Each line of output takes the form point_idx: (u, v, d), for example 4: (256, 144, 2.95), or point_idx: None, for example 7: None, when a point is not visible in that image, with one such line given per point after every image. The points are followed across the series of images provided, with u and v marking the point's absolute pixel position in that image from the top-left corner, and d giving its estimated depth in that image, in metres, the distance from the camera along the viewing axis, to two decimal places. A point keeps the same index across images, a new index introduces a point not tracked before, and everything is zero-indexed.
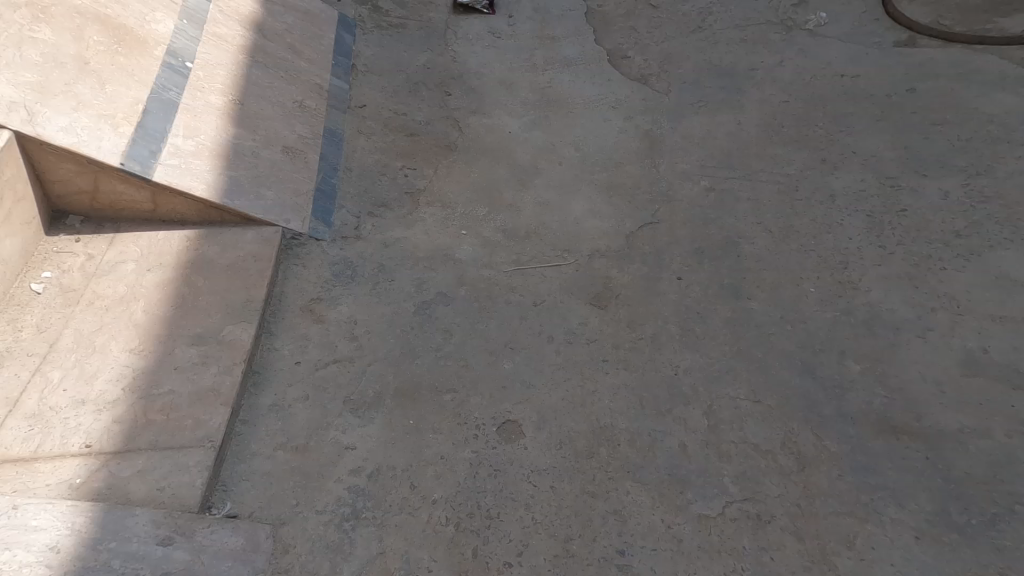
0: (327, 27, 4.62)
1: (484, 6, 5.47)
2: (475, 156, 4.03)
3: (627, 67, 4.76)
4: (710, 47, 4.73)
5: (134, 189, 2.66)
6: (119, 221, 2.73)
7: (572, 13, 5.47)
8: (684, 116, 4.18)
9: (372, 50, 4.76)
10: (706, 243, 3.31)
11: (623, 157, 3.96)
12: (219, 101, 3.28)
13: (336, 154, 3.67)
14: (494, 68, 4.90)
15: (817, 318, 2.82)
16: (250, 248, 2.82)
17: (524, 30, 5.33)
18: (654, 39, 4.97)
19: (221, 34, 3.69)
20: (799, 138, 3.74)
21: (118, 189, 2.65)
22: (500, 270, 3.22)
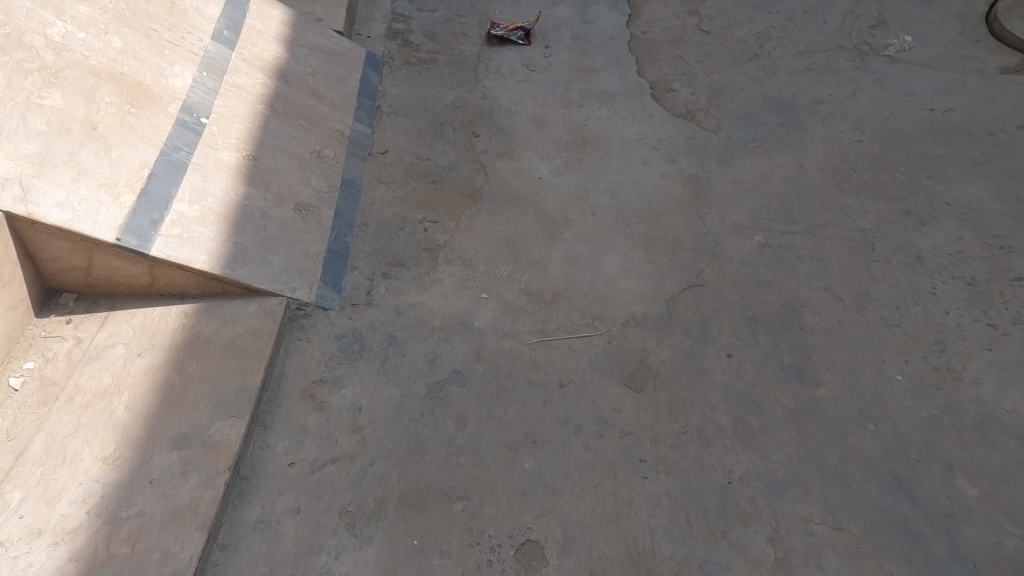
0: (353, 68, 4.31)
1: (518, 37, 5.23)
2: (502, 204, 3.75)
3: (672, 101, 4.47)
4: (768, 77, 4.37)
5: (129, 263, 2.49)
6: (115, 296, 2.58)
7: (613, 41, 5.17)
8: (737, 160, 3.85)
9: (398, 89, 4.51)
10: (760, 311, 2.80)
11: (663, 206, 3.63)
12: (231, 158, 3.04)
13: (350, 207, 3.42)
14: (527, 104, 4.62)
15: (909, 415, 2.27)
16: (250, 323, 2.60)
17: (561, 61, 5.06)
18: (703, 68, 4.68)
19: (241, 84, 3.40)
20: (876, 185, 3.28)
21: (113, 264, 2.49)
22: (523, 341, 2.87)
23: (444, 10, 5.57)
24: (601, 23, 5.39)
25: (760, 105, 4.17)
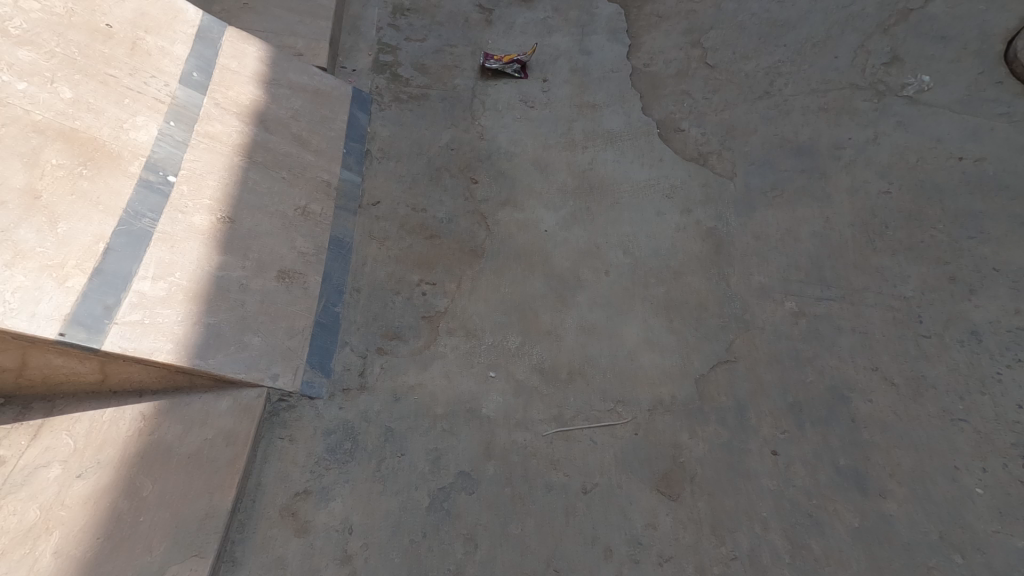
0: (339, 108, 3.93)
1: (514, 70, 4.92)
2: (506, 262, 3.44)
3: (681, 142, 4.16)
4: (780, 117, 4.04)
5: (76, 361, 2.11)
6: (54, 397, 2.19)
7: (614, 75, 4.87)
8: (757, 211, 3.56)
9: (389, 129, 4.13)
10: (802, 396, 2.52)
11: (683, 264, 3.36)
12: (204, 222, 2.68)
13: (340, 270, 3.07)
14: (527, 145, 4.28)
15: (999, 544, 2.02)
16: (222, 426, 2.21)
17: (561, 97, 4.75)
18: (711, 105, 4.36)
19: (214, 134, 3.07)
20: (912, 244, 3.04)
21: (54, 362, 2.11)
22: (538, 433, 2.55)
23: (434, 40, 5.18)
24: (601, 54, 5.10)
25: (776, 148, 3.87)
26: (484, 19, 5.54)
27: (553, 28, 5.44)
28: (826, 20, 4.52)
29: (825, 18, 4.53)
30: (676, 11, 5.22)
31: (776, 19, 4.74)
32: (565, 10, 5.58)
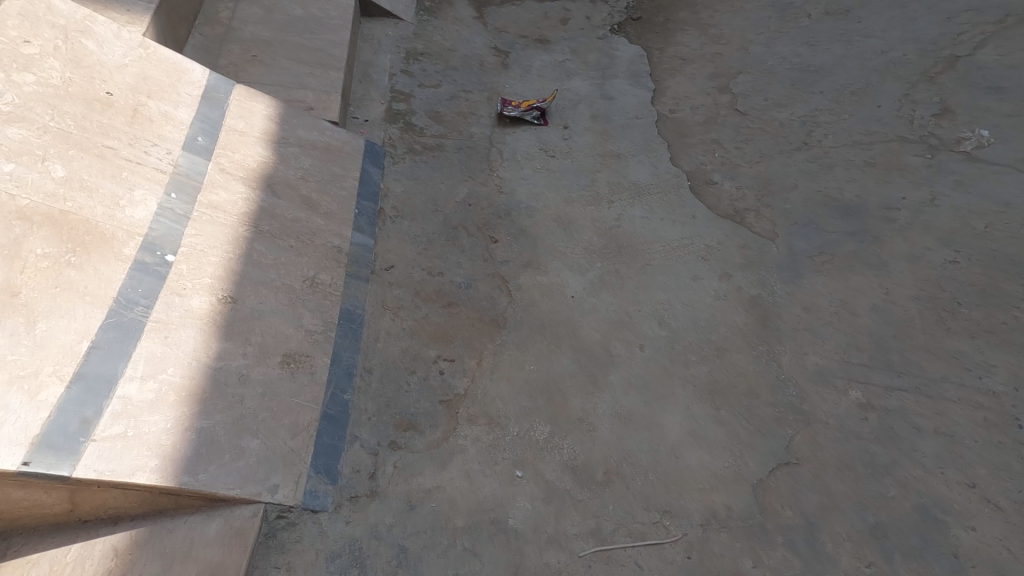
0: (351, 164, 3.83)
1: (534, 118, 4.68)
2: (530, 332, 3.16)
3: (714, 197, 3.85)
4: (821, 172, 3.72)
5: (41, 492, 1.84)
6: (11, 536, 1.93)
7: (639, 122, 4.62)
8: (804, 278, 3.21)
9: (403, 184, 3.97)
10: (887, 517, 2.30)
11: (725, 339, 3.05)
12: (201, 305, 2.47)
13: (349, 349, 2.81)
14: (548, 199, 4.03)
15: None
16: (208, 559, 1.92)
17: (584, 145, 4.48)
18: (745, 156, 4.05)
19: (218, 203, 2.95)
20: (992, 326, 2.76)
21: (14, 495, 1.82)
22: (574, 553, 2.26)
23: (448, 86, 5.02)
24: (623, 99, 4.87)
25: (821, 208, 3.51)
26: (500, 63, 5.40)
27: (572, 71, 5.26)
28: (862, 68, 4.34)
29: (862, 65, 4.36)
30: (699, 56, 5.08)
31: (809, 65, 4.54)
32: (583, 53, 5.44)
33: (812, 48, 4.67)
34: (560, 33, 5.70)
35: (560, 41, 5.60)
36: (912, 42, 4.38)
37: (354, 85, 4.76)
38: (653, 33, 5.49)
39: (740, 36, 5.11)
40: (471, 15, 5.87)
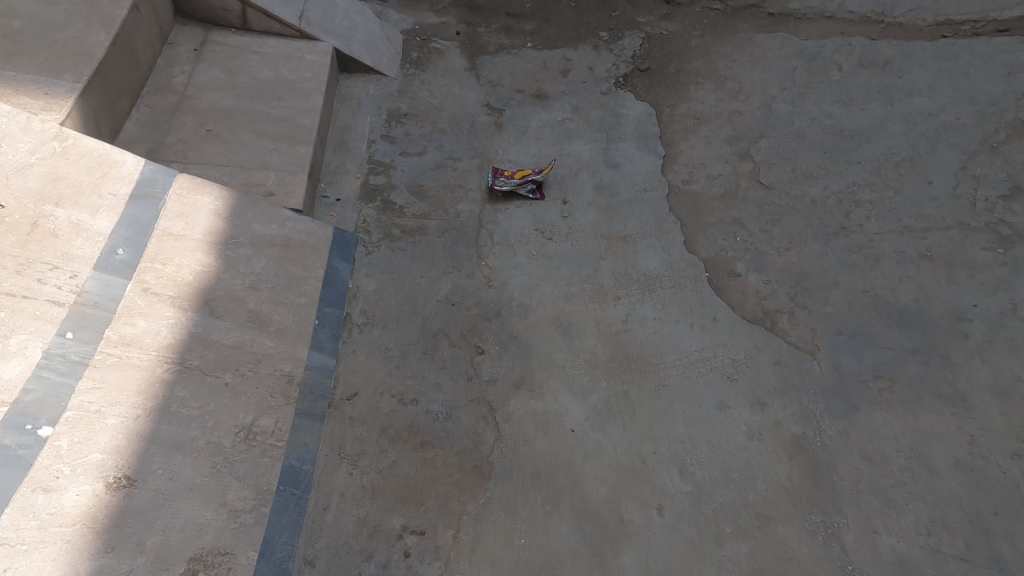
0: (313, 261, 3.19)
1: (529, 191, 4.15)
2: (522, 487, 2.54)
3: (739, 293, 3.31)
4: (863, 267, 3.16)
5: None
6: None
7: (649, 196, 4.10)
8: (860, 413, 2.57)
9: (375, 281, 3.37)
10: None
11: (768, 499, 2.40)
12: (79, 500, 1.99)
13: (286, 533, 2.29)
14: (546, 295, 3.48)
15: None
16: None
17: (585, 224, 3.97)
18: (772, 242, 3.55)
19: (132, 337, 2.37)
20: None
21: None
22: None
23: (434, 152, 4.40)
24: (630, 167, 4.32)
25: (869, 313, 2.92)
26: (493, 122, 4.81)
27: (573, 132, 4.72)
28: (908, 132, 3.82)
29: (907, 129, 3.84)
30: (716, 114, 4.58)
31: (843, 128, 4.01)
32: (586, 110, 4.91)
33: (845, 107, 4.15)
34: (560, 87, 5.21)
35: (560, 96, 5.09)
36: (967, 102, 3.90)
37: (326, 154, 4.06)
38: (663, 85, 5.04)
39: (762, 93, 4.59)
40: (463, 66, 5.36)
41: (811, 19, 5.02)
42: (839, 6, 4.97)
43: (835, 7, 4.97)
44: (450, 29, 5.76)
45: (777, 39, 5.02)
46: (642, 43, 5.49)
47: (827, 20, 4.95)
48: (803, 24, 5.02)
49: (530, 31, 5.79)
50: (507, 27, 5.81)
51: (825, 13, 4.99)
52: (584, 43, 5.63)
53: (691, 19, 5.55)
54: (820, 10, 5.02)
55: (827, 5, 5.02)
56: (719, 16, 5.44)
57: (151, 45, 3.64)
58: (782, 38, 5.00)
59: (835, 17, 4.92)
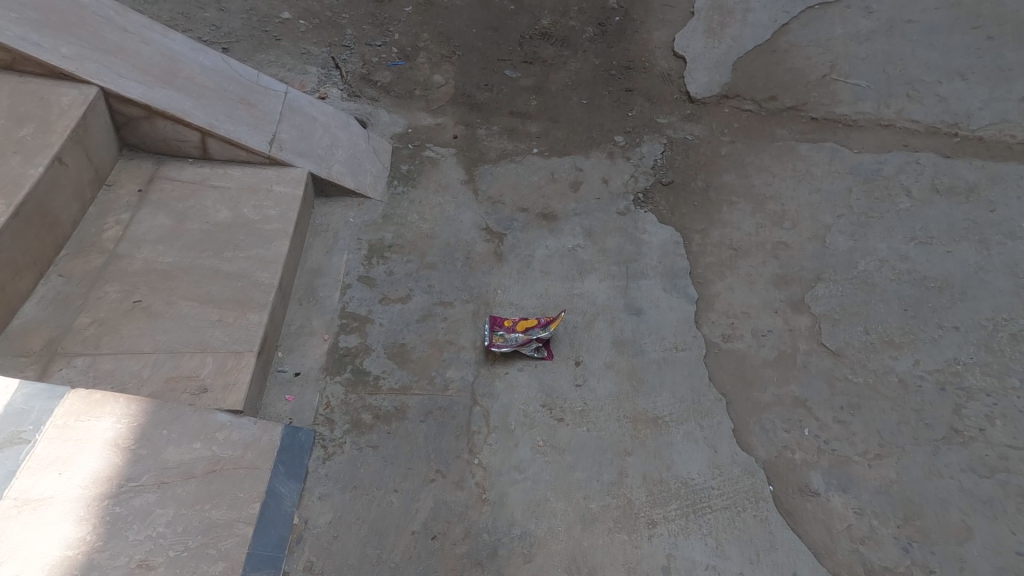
0: (245, 490, 2.43)
1: (534, 349, 3.39)
2: None
3: (821, 530, 2.49)
4: (1011, 509, 2.40)
5: None
6: None
7: (682, 355, 3.29)
8: None
9: (330, 506, 2.60)
10: None
11: None
12: None
13: None
14: (556, 518, 2.65)
15: None
16: None
17: (604, 396, 3.15)
18: (855, 444, 2.69)
19: None
20: None
21: None
22: None
23: (421, 296, 3.74)
24: (658, 314, 3.56)
25: None
26: (492, 252, 4.15)
27: (585, 264, 4.01)
28: (1018, 290, 3.06)
29: (1017, 287, 3.07)
30: (758, 246, 3.88)
31: (927, 277, 3.22)
32: (600, 235, 4.23)
33: (924, 248, 3.39)
34: (570, 204, 4.53)
35: (570, 217, 4.41)
36: None
37: (290, 306, 3.46)
38: (691, 205, 4.38)
39: (812, 219, 3.92)
40: (460, 177, 4.76)
41: (864, 126, 4.49)
42: (898, 113, 4.47)
43: (893, 115, 4.46)
44: (447, 132, 5.28)
45: (825, 150, 4.42)
46: (664, 150, 4.90)
47: (884, 128, 4.42)
48: (854, 132, 4.48)
49: (535, 133, 5.26)
50: (510, 129, 5.30)
51: (881, 120, 4.46)
52: (597, 150, 5.01)
53: (720, 121, 5.05)
54: (875, 117, 4.50)
55: (883, 111, 4.51)
56: (752, 119, 4.95)
57: (79, 195, 3.14)
58: (830, 149, 4.41)
59: (894, 127, 4.39)
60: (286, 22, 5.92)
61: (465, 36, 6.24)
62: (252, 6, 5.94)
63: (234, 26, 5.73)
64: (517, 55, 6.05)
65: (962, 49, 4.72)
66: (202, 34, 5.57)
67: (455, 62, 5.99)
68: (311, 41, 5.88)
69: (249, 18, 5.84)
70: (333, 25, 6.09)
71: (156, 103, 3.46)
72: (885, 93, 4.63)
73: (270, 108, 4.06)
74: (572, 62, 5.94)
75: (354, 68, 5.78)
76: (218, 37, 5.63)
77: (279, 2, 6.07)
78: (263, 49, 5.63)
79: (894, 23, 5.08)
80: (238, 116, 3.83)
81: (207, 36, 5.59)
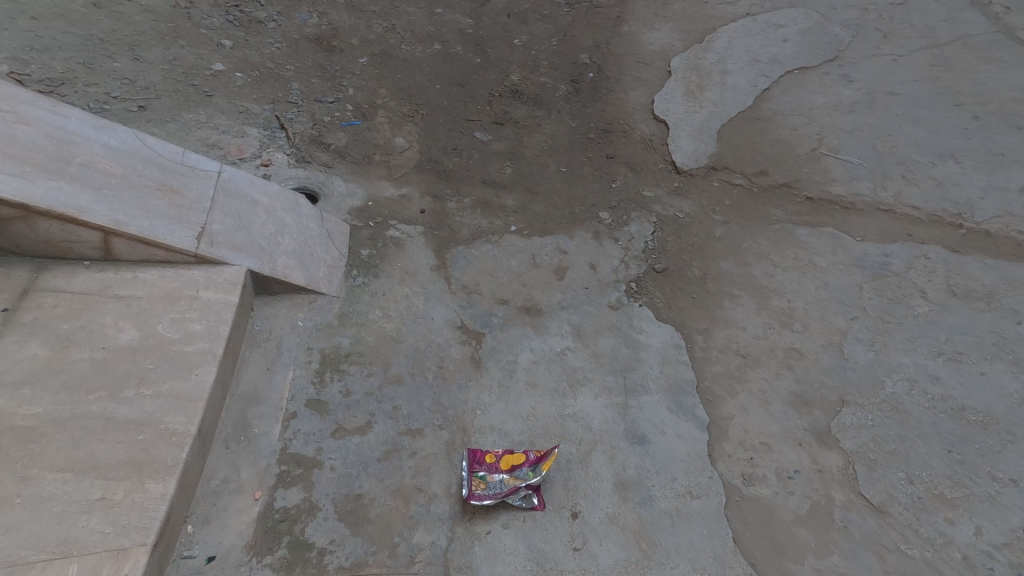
0: None
1: (523, 500, 2.78)
2: None
3: None
4: None
5: None
6: None
7: (701, 507, 2.78)
8: None
9: None
10: None
11: None
12: None
13: None
14: None
15: None
16: None
17: (608, 567, 2.58)
18: None
19: None
20: None
21: None
22: None
23: (383, 425, 3.06)
24: (664, 446, 3.05)
25: None
26: (470, 357, 3.57)
27: (577, 375, 3.49)
28: None
29: None
30: (769, 353, 3.49)
31: (964, 407, 2.98)
32: (591, 336, 3.73)
33: (954, 366, 3.15)
34: (555, 294, 4.02)
35: (556, 312, 3.90)
36: None
37: (211, 454, 2.72)
38: (689, 297, 3.95)
39: (824, 321, 3.57)
40: (429, 262, 4.20)
41: (863, 210, 4.21)
42: (896, 196, 4.24)
43: (891, 199, 4.22)
44: (413, 205, 4.73)
45: (824, 237, 4.11)
46: (654, 231, 4.47)
47: (883, 213, 4.16)
48: (854, 216, 4.19)
49: (512, 207, 4.77)
50: (483, 202, 4.81)
51: (880, 206, 4.20)
52: (582, 228, 4.54)
53: (711, 196, 4.62)
54: (873, 201, 4.24)
55: (880, 194, 4.27)
56: (743, 195, 4.56)
57: None
58: (830, 236, 4.10)
59: (894, 212, 4.13)
60: (219, 75, 5.33)
61: (427, 92, 5.80)
62: (178, 56, 5.30)
63: (153, 79, 5.03)
64: (487, 114, 5.63)
65: (948, 128, 4.60)
66: (111, 89, 4.79)
67: (419, 123, 5.51)
68: (249, 97, 5.32)
69: (171, 70, 5.17)
70: (275, 79, 5.58)
71: (38, 199, 2.76)
72: (879, 173, 4.40)
73: (199, 195, 3.45)
74: (547, 123, 5.52)
75: (302, 129, 5.24)
76: (133, 92, 4.87)
77: (208, 52, 5.48)
78: (191, 107, 4.96)
79: (875, 94, 4.95)
80: (153, 206, 3.17)
81: (118, 91, 4.82)
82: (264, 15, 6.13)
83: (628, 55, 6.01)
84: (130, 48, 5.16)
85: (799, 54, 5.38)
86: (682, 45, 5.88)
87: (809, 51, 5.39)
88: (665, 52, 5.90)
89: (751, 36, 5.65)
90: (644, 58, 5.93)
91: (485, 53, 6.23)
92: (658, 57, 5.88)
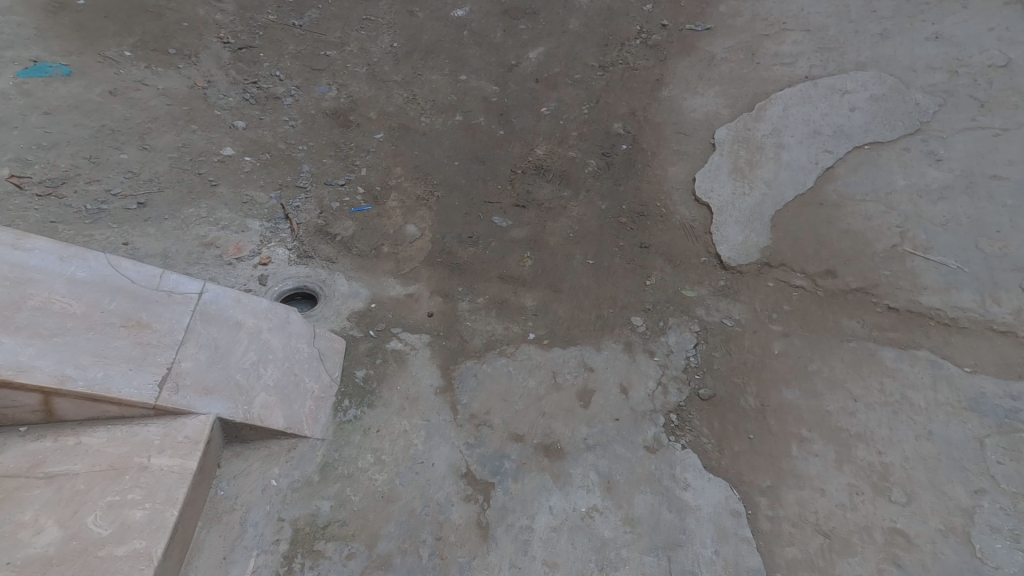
0: None
1: None
2: None
3: None
4: None
5: None
6: None
7: None
8: None
9: None
10: None
11: None
12: None
13: None
14: None
15: None
16: None
17: None
18: None
19: None
20: None
21: None
22: None
23: None
24: None
25: None
26: (475, 523, 2.90)
27: (607, 553, 2.78)
28: None
29: None
30: (861, 535, 2.73)
31: None
32: (622, 491, 3.00)
33: None
34: (580, 427, 3.32)
35: (580, 453, 3.19)
36: None
37: None
38: (746, 439, 3.17)
39: (935, 492, 2.81)
40: (433, 382, 3.60)
41: (969, 329, 3.42)
42: (1017, 313, 3.42)
43: (1010, 317, 3.41)
44: (421, 306, 4.22)
45: (921, 364, 3.31)
46: (698, 342, 3.73)
47: (999, 335, 3.36)
48: (956, 336, 3.41)
49: (532, 309, 4.17)
50: (499, 302, 4.24)
51: (992, 324, 3.41)
52: (611, 336, 3.87)
53: (766, 300, 3.89)
54: (983, 317, 3.44)
55: (992, 309, 3.46)
56: (807, 300, 3.81)
57: None
58: (929, 364, 3.30)
59: (1014, 335, 3.34)
60: (227, 160, 5.17)
61: (445, 170, 5.42)
62: (187, 142, 5.18)
63: (159, 169, 4.89)
64: (508, 195, 5.15)
65: None
66: (113, 185, 4.63)
67: (433, 206, 5.09)
68: (257, 183, 5.10)
69: (179, 157, 5.04)
70: (286, 161, 5.37)
71: None
72: (987, 279, 3.60)
73: (172, 325, 3.03)
74: (573, 205, 4.97)
75: (308, 218, 4.91)
76: (137, 186, 4.72)
77: (219, 135, 5.37)
78: (193, 199, 4.76)
79: (974, 176, 4.16)
80: (113, 349, 2.76)
81: (120, 187, 4.66)
82: (282, 90, 6.03)
83: (666, 125, 5.46)
84: (140, 136, 5.07)
85: (871, 125, 4.68)
86: (729, 113, 5.28)
87: (883, 122, 4.69)
88: (710, 121, 5.31)
89: (812, 104, 5.01)
90: (686, 128, 5.35)
91: (510, 124, 5.84)
92: (701, 127, 5.29)
